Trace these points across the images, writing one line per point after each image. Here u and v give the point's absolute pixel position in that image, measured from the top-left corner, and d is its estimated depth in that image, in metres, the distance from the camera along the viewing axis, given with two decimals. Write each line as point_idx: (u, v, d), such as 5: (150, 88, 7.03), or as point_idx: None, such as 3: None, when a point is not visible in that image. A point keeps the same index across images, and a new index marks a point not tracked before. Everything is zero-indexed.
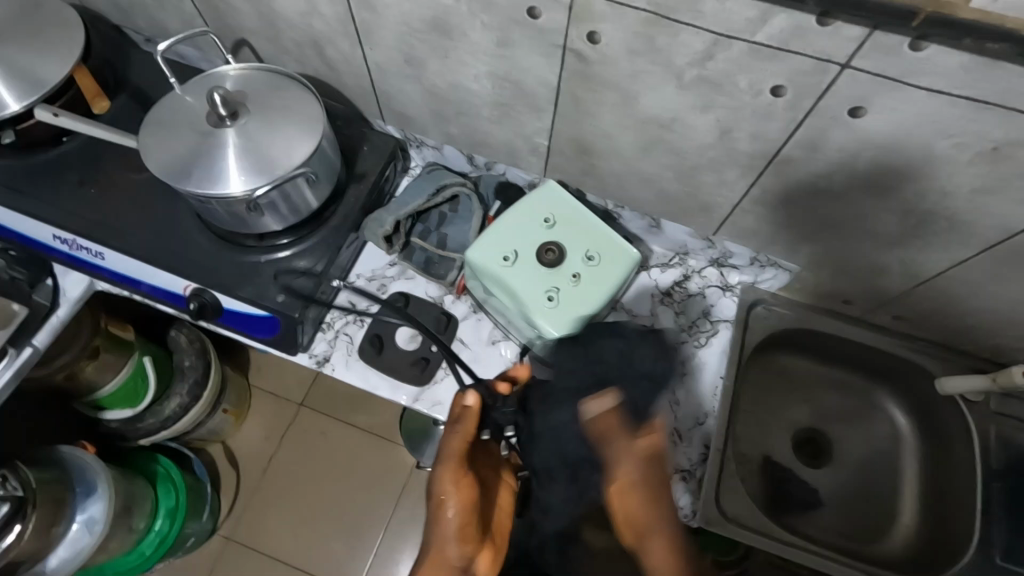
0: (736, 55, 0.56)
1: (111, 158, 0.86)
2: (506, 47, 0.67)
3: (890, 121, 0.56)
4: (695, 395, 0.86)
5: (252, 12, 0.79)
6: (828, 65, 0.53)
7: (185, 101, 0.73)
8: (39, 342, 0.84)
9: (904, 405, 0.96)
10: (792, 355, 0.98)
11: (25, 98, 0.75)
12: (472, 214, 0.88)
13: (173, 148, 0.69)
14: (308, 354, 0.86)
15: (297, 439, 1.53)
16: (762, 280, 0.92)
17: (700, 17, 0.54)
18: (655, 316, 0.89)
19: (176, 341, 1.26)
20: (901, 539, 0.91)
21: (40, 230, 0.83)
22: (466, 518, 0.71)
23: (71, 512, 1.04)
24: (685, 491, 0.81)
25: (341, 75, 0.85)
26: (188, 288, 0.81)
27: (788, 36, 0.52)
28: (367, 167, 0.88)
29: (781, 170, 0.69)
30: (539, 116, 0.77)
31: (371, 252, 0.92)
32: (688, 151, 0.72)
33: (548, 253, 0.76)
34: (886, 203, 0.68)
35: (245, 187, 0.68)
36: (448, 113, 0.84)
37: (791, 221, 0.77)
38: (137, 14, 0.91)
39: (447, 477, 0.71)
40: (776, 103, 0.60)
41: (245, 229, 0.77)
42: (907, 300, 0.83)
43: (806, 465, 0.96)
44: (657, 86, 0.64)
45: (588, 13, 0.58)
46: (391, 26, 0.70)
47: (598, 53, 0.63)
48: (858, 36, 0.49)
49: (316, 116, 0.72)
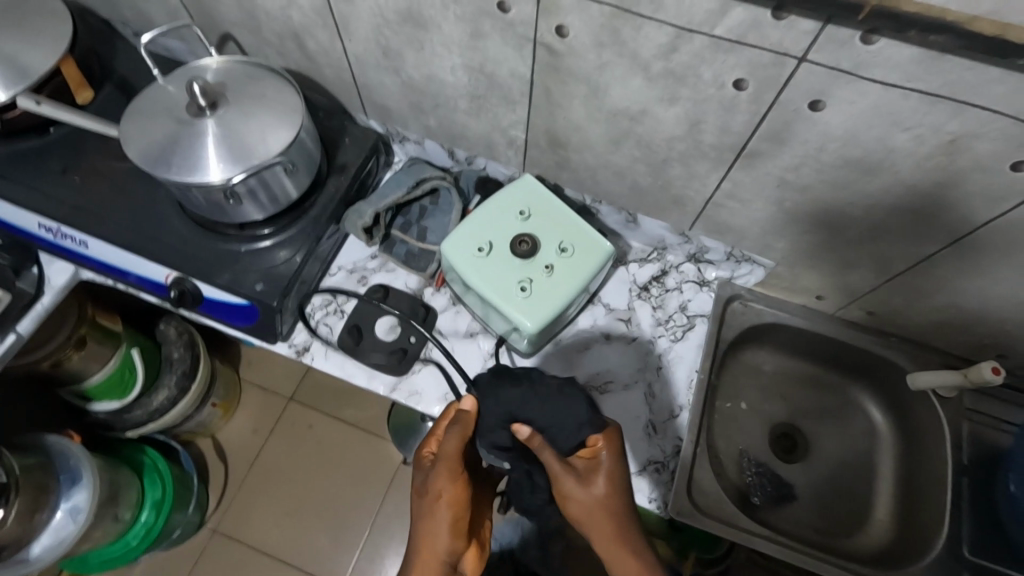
0: (698, 48, 0.57)
1: (95, 148, 0.88)
2: (480, 40, 0.68)
3: (848, 113, 0.58)
4: (670, 388, 0.87)
5: (233, 5, 0.80)
6: (786, 58, 0.54)
7: (167, 92, 0.74)
8: (22, 329, 0.84)
9: (879, 401, 0.97)
10: (768, 351, 1.00)
11: (13, 86, 0.77)
12: (452, 207, 0.90)
13: (154, 137, 0.71)
14: (288, 344, 0.87)
15: (285, 433, 1.54)
16: (739, 276, 0.93)
17: (661, 10, 0.55)
18: (631, 311, 0.91)
19: (165, 334, 1.28)
20: (875, 534, 0.91)
21: (26, 219, 0.84)
22: (458, 518, 0.69)
23: (55, 500, 1.05)
24: (658, 482, 0.81)
25: (322, 68, 0.87)
26: (171, 276, 0.82)
27: (745, 28, 0.53)
28: (348, 160, 0.89)
29: (748, 164, 0.70)
30: (514, 109, 0.78)
31: (354, 244, 0.93)
32: (658, 145, 0.73)
33: (522, 244, 0.77)
34: (851, 197, 0.69)
35: (223, 175, 0.69)
36: (427, 107, 0.85)
37: (761, 215, 0.78)
38: (124, 7, 0.93)
39: (443, 477, 0.68)
40: (739, 96, 0.61)
41: (226, 217, 0.79)
42: (878, 295, 0.85)
43: (781, 460, 0.98)
44: (624, 79, 0.65)
45: (556, 6, 0.60)
46: (368, 18, 0.72)
47: (567, 46, 0.64)
48: (812, 29, 0.51)
49: (295, 106, 0.74)
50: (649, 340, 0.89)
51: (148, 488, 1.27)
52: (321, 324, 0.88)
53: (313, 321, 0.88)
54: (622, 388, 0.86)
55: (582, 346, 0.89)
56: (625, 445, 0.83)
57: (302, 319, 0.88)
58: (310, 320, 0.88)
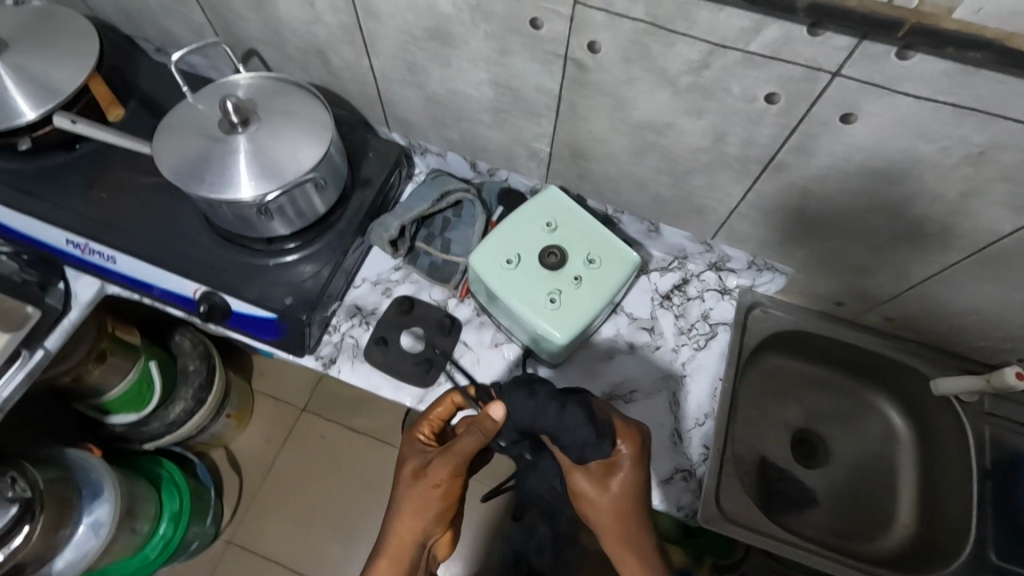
0: (729, 63, 0.58)
1: (120, 164, 0.88)
2: (507, 55, 0.69)
3: (878, 126, 0.58)
4: (694, 396, 0.87)
5: (258, 22, 0.81)
6: (819, 73, 0.55)
7: (197, 109, 0.75)
8: (50, 345, 0.84)
9: (899, 406, 0.97)
10: (788, 357, 1.00)
11: (41, 106, 0.77)
12: (475, 219, 0.91)
13: (185, 154, 0.71)
14: (314, 356, 0.87)
15: (298, 443, 1.54)
16: (759, 284, 0.94)
17: (694, 27, 0.56)
18: (654, 320, 0.92)
19: (180, 345, 1.28)
20: (898, 539, 0.91)
21: (54, 235, 0.84)
22: (447, 504, 0.76)
23: (77, 515, 1.04)
24: (686, 490, 0.82)
25: (345, 83, 0.87)
26: (198, 291, 0.82)
27: (779, 45, 0.54)
28: (371, 173, 0.90)
29: (774, 175, 0.71)
30: (538, 122, 0.79)
31: (377, 256, 0.94)
32: (683, 156, 0.74)
33: (550, 256, 0.78)
34: (876, 207, 0.69)
35: (256, 192, 0.70)
36: (449, 120, 0.86)
37: (785, 224, 0.79)
38: (146, 23, 0.93)
39: (442, 472, 0.72)
40: (769, 110, 0.62)
41: (254, 233, 0.79)
42: (899, 302, 0.85)
43: (802, 466, 0.98)
44: (653, 93, 0.66)
45: (587, 24, 0.60)
46: (394, 34, 0.73)
47: (596, 62, 0.65)
48: (847, 45, 0.52)
49: (325, 123, 0.75)
50: (672, 349, 0.90)
51: (166, 501, 1.26)
52: (346, 337, 0.89)
53: (338, 333, 0.89)
54: (645, 397, 0.87)
55: (605, 355, 0.89)
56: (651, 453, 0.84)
57: (327, 331, 0.89)
58: (335, 332, 0.89)
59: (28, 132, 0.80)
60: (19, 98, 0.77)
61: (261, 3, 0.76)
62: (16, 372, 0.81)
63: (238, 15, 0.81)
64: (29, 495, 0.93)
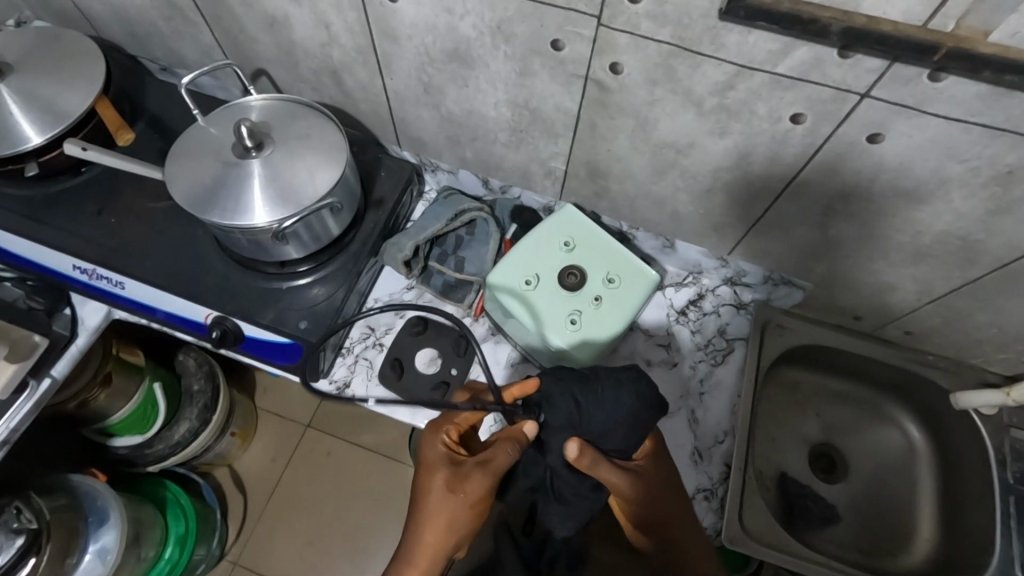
0: (756, 85, 0.58)
1: (129, 188, 0.87)
2: (527, 76, 0.68)
3: (907, 145, 0.58)
4: (713, 413, 0.87)
5: (271, 44, 0.80)
6: (847, 95, 0.55)
7: (209, 132, 0.74)
8: (57, 371, 0.82)
9: (916, 419, 0.97)
10: (803, 370, 1.00)
11: (47, 131, 0.77)
12: (489, 237, 0.90)
13: (197, 178, 0.70)
14: (329, 379, 0.86)
15: (304, 460, 1.52)
16: (775, 298, 0.93)
17: (721, 49, 0.55)
18: (670, 336, 0.91)
19: (184, 364, 1.26)
20: (920, 554, 0.91)
21: (60, 261, 0.83)
22: (476, 514, 0.75)
23: (83, 543, 1.02)
24: (708, 510, 0.81)
25: (357, 102, 0.87)
26: (210, 316, 0.80)
27: (808, 67, 0.54)
28: (384, 193, 0.89)
29: (796, 193, 0.70)
30: (556, 141, 0.78)
31: (390, 276, 0.93)
32: (704, 174, 0.73)
33: (570, 277, 0.79)
34: (900, 223, 0.69)
35: (271, 217, 0.68)
36: (463, 139, 0.85)
37: (805, 240, 0.78)
38: (154, 44, 0.92)
39: (480, 485, 0.73)
40: (794, 130, 0.61)
41: (267, 257, 0.78)
42: (918, 316, 0.85)
43: (821, 480, 0.97)
44: (675, 113, 0.65)
45: (611, 46, 0.60)
46: (411, 56, 0.72)
47: (618, 83, 0.64)
48: (878, 68, 0.51)
49: (340, 146, 0.73)
50: (689, 365, 0.89)
51: (172, 524, 1.24)
52: (360, 359, 0.87)
53: (352, 355, 0.87)
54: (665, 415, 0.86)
55: None
56: None
57: (341, 354, 0.87)
58: (349, 355, 0.88)
59: (34, 158, 0.79)
60: (25, 124, 0.76)
61: (275, 25, 0.75)
62: (24, 402, 0.79)
63: (249, 36, 0.80)
64: (34, 526, 0.90)
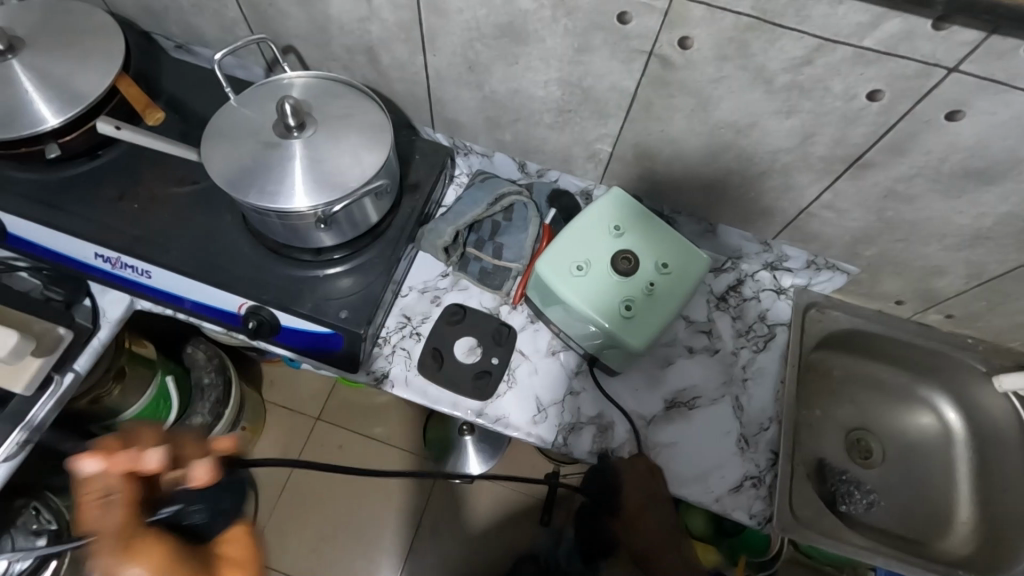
0: (837, 60, 0.56)
1: (151, 173, 0.83)
2: (584, 53, 0.66)
3: (986, 124, 0.57)
4: (758, 400, 0.86)
5: (303, 18, 0.76)
6: (934, 69, 0.53)
7: (246, 111, 0.70)
8: (80, 366, 0.78)
9: (951, 400, 0.97)
10: (838, 356, 0.99)
11: (64, 112, 0.72)
12: (529, 222, 0.87)
13: (237, 158, 0.66)
14: (365, 371, 0.83)
15: (312, 453, 1.46)
16: (816, 283, 0.92)
17: (806, 22, 0.53)
18: (712, 322, 0.89)
19: (194, 358, 1.21)
20: (963, 537, 0.91)
21: (80, 249, 0.79)
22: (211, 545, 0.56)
23: None
24: (757, 497, 0.80)
25: (391, 82, 0.83)
26: (245, 306, 0.77)
27: (896, 40, 0.52)
28: (420, 178, 0.85)
29: (856, 175, 0.69)
30: (605, 122, 0.75)
31: (423, 264, 0.90)
32: (761, 156, 0.71)
33: (622, 261, 0.76)
34: (961, 206, 0.68)
35: (319, 201, 0.65)
36: (503, 120, 0.82)
37: (858, 223, 0.77)
38: (170, 19, 0.87)
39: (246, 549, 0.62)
40: (868, 108, 0.60)
41: (306, 242, 0.75)
42: (959, 300, 0.85)
43: (858, 465, 0.96)
44: (741, 91, 0.63)
45: (683, 19, 0.57)
46: (459, 31, 0.69)
47: (685, 59, 0.62)
48: (973, 40, 0.50)
49: (385, 126, 0.70)
50: (731, 352, 0.88)
51: None
52: (397, 349, 0.84)
53: (389, 345, 0.84)
54: (710, 403, 0.85)
55: (665, 361, 0.87)
56: (719, 461, 0.81)
57: (377, 344, 0.84)
58: (386, 345, 0.85)
59: (53, 139, 0.74)
60: (41, 105, 0.72)
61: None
62: (47, 399, 0.75)
63: (280, 11, 0.76)
64: None
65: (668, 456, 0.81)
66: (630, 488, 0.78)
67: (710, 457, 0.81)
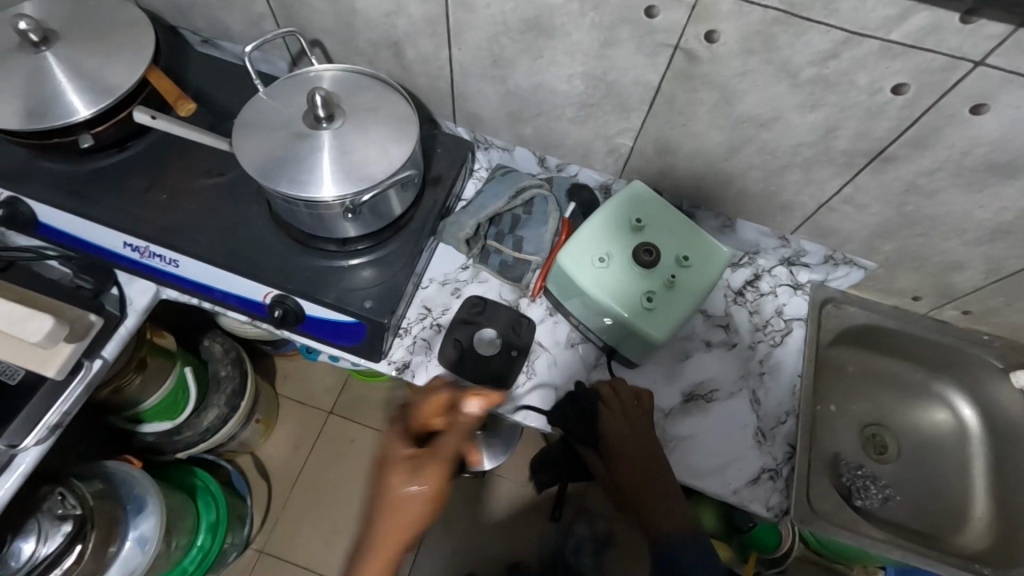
0: (863, 54, 0.56)
1: (179, 164, 0.84)
2: (610, 46, 0.66)
3: (1009, 118, 0.57)
4: (775, 394, 0.86)
5: (332, 12, 0.77)
6: (959, 63, 0.54)
7: (275, 102, 0.71)
8: (108, 353, 0.80)
9: (966, 397, 0.97)
10: (854, 352, 1.00)
11: (96, 103, 0.74)
12: (548, 216, 0.87)
13: (267, 148, 0.68)
14: (387, 361, 0.84)
15: (327, 447, 1.48)
16: (832, 279, 0.93)
17: (833, 15, 0.54)
18: (729, 316, 0.90)
19: (211, 351, 1.23)
20: (978, 535, 0.91)
21: (110, 238, 0.80)
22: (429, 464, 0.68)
23: (123, 530, 0.99)
24: (774, 490, 0.80)
25: (415, 76, 0.84)
26: (270, 294, 0.78)
27: (923, 34, 0.53)
28: (441, 171, 0.86)
29: (878, 169, 0.69)
30: (627, 116, 0.76)
31: (442, 256, 0.91)
32: (783, 150, 0.72)
33: (642, 254, 0.77)
34: (983, 200, 0.69)
35: (347, 191, 0.66)
36: (526, 114, 0.83)
37: (878, 218, 0.77)
38: (197, 14, 0.88)
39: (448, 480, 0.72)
40: (893, 102, 0.60)
41: (331, 232, 0.76)
42: (977, 296, 0.86)
43: (873, 461, 0.97)
44: (765, 85, 0.64)
45: (709, 13, 0.58)
46: (486, 25, 0.70)
47: (711, 52, 0.63)
48: (999, 34, 0.50)
49: (412, 118, 0.71)
50: (749, 346, 0.88)
51: (202, 511, 1.21)
52: (418, 339, 0.85)
53: (410, 336, 0.86)
54: (728, 396, 0.85)
55: (683, 355, 0.88)
56: (737, 453, 0.82)
57: (398, 334, 0.85)
58: (407, 335, 0.86)
59: (86, 130, 0.76)
60: (73, 96, 0.73)
61: None
62: (76, 385, 0.76)
63: (308, 5, 0.77)
64: (79, 512, 0.87)
65: (687, 448, 0.82)
66: (609, 418, 0.77)
67: (728, 451, 0.82)
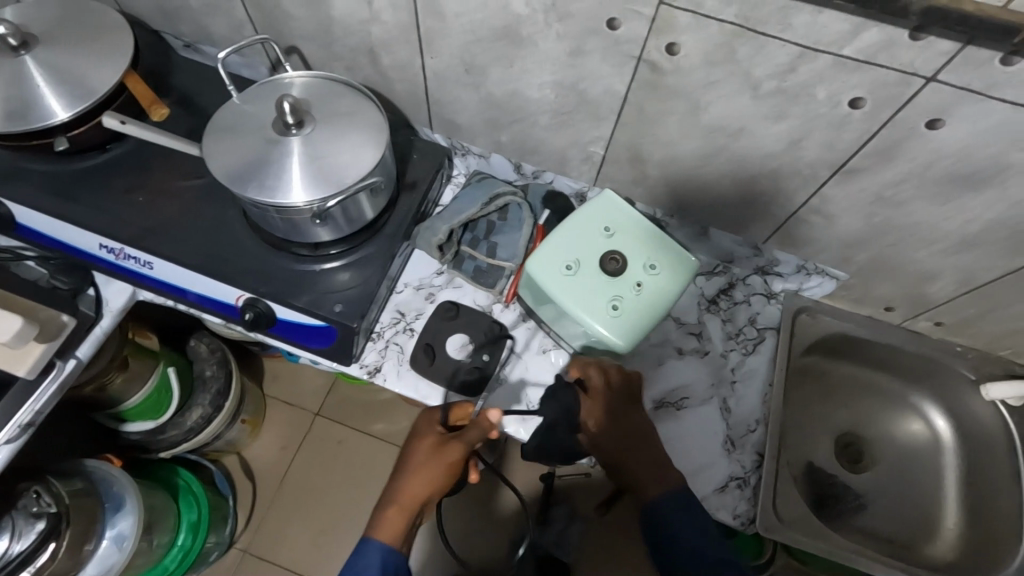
0: (820, 67, 0.57)
1: (158, 167, 0.85)
2: (577, 56, 0.67)
3: (967, 132, 0.58)
4: (746, 402, 0.86)
5: (308, 18, 0.78)
6: (912, 78, 0.54)
7: (247, 107, 0.72)
8: (82, 353, 0.81)
9: (941, 407, 0.97)
10: (829, 361, 1.00)
11: (72, 107, 0.75)
12: (522, 222, 0.88)
13: (238, 153, 0.68)
14: (359, 364, 0.85)
15: (313, 449, 1.48)
16: (807, 288, 0.93)
17: (788, 30, 0.55)
18: (702, 325, 0.90)
19: (196, 351, 1.24)
20: (949, 545, 0.91)
21: (85, 239, 0.81)
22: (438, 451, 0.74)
23: (101, 528, 1.00)
24: (742, 498, 0.81)
25: (392, 83, 0.85)
26: (242, 297, 0.79)
27: (875, 49, 0.53)
28: (417, 176, 0.87)
29: (844, 180, 0.70)
30: (598, 124, 0.77)
31: (417, 262, 0.92)
32: (751, 159, 0.73)
33: (611, 261, 0.78)
34: (947, 212, 0.69)
35: (314, 196, 0.67)
36: (502, 121, 0.84)
37: (848, 228, 0.78)
38: (179, 19, 0.90)
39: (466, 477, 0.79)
40: (852, 115, 0.61)
41: (303, 236, 0.77)
42: (950, 306, 0.86)
43: (847, 471, 0.97)
44: (729, 96, 0.64)
45: (669, 25, 0.59)
46: (457, 34, 0.71)
47: (674, 64, 0.63)
48: (949, 50, 0.51)
49: (381, 124, 0.72)
50: (721, 354, 0.89)
51: (184, 511, 1.21)
52: (390, 343, 0.86)
53: (382, 340, 0.86)
54: (700, 403, 0.85)
55: (656, 362, 0.88)
56: (707, 461, 0.82)
57: (371, 338, 0.86)
58: (379, 339, 0.86)
59: (64, 133, 0.77)
60: (50, 100, 0.74)
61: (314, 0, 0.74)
62: (48, 384, 0.78)
63: (285, 12, 0.78)
64: (54, 510, 0.88)
65: None
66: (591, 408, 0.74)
67: (698, 458, 0.82)
